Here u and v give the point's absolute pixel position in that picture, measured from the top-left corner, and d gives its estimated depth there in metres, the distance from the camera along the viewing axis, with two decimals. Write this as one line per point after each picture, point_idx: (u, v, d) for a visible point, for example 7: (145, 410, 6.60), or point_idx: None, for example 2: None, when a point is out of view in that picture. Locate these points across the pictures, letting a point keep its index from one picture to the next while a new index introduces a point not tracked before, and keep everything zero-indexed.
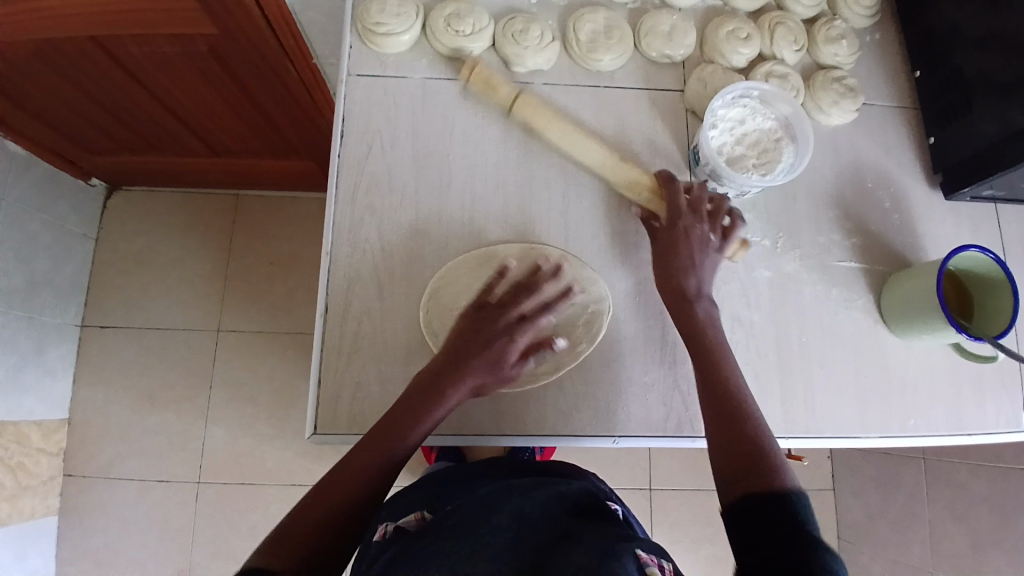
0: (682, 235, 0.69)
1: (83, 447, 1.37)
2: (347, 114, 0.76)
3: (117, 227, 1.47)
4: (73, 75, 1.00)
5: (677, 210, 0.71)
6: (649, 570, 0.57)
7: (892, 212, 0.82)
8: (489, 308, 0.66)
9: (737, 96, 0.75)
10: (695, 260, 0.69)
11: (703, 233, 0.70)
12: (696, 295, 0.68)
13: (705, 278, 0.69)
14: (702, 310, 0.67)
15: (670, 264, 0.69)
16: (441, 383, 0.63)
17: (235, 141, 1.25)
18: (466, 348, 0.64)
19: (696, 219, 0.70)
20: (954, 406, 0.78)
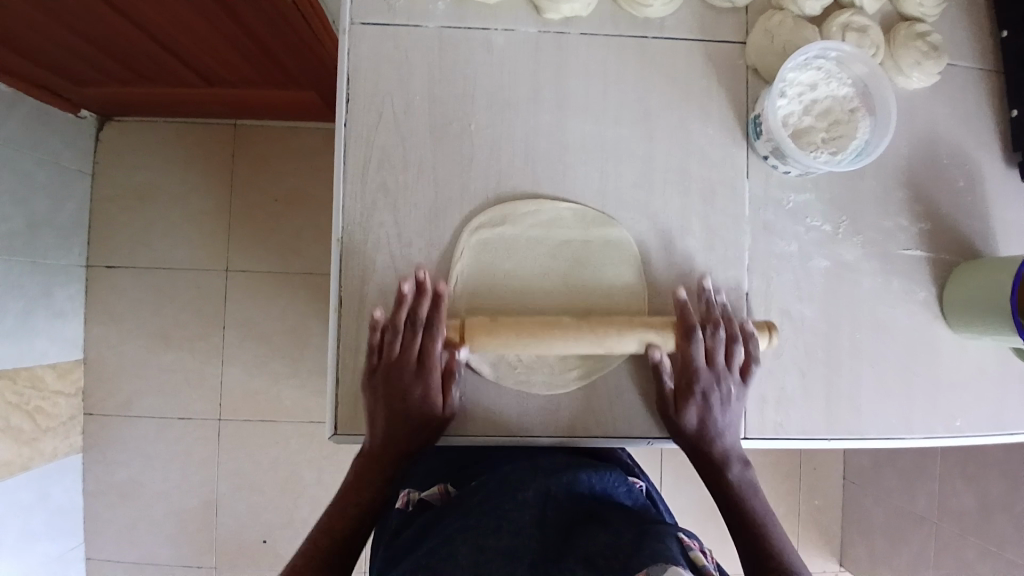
0: (704, 402, 0.63)
1: (100, 386, 1.38)
2: (353, 72, 0.66)
3: (113, 162, 1.38)
4: (50, 7, 0.88)
5: (699, 368, 0.62)
6: (693, 555, 0.51)
7: (965, 193, 0.73)
8: (386, 362, 0.61)
9: (811, 56, 0.64)
10: (715, 419, 0.63)
11: (724, 389, 0.63)
12: (724, 462, 0.64)
13: (732, 434, 0.64)
14: (738, 475, 0.64)
15: (693, 437, 0.63)
16: (387, 425, 0.62)
17: (229, 72, 1.14)
18: (383, 405, 0.61)
19: (718, 379, 0.63)
20: (1003, 405, 0.73)
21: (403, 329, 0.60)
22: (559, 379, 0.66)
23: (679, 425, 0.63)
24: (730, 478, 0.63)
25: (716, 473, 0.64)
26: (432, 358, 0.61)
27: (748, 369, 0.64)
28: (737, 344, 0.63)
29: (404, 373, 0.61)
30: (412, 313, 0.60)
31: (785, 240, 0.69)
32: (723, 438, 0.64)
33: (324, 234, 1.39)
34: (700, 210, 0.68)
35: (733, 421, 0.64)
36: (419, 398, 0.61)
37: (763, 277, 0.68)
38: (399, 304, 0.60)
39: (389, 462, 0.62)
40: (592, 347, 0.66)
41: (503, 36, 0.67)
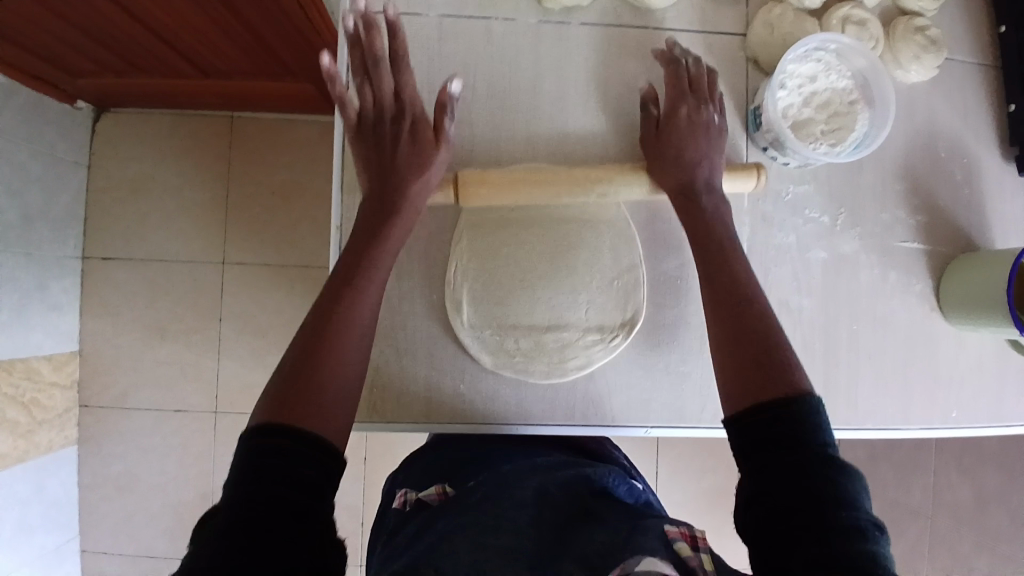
0: (688, 123, 0.64)
1: (95, 378, 1.37)
2: (353, 60, 0.66)
3: (109, 153, 1.38)
4: None
5: (678, 94, 0.65)
6: (679, 545, 0.51)
7: (963, 186, 0.73)
8: (370, 111, 0.62)
9: (811, 49, 0.64)
10: (700, 155, 0.63)
11: (706, 118, 0.65)
12: (705, 188, 0.62)
13: (713, 170, 0.64)
14: (711, 203, 0.62)
15: (678, 167, 0.63)
16: (376, 182, 0.61)
17: (226, 62, 1.13)
18: (374, 144, 0.62)
19: (697, 101, 0.65)
20: (998, 397, 0.73)
21: (370, 68, 0.61)
22: (557, 368, 0.66)
23: (664, 163, 0.63)
24: (706, 205, 0.62)
25: (694, 207, 0.62)
26: (408, 86, 0.62)
27: (721, 104, 0.66)
28: (709, 84, 0.66)
29: (384, 112, 0.62)
30: (371, 51, 0.60)
31: (784, 232, 0.69)
32: (703, 167, 0.63)
33: (321, 227, 1.38)
34: None
35: (715, 153, 0.64)
36: (408, 139, 0.62)
37: (762, 270, 0.69)
38: (352, 44, 0.61)
39: (384, 204, 0.60)
40: (591, 338, 0.66)
41: (505, 26, 0.67)
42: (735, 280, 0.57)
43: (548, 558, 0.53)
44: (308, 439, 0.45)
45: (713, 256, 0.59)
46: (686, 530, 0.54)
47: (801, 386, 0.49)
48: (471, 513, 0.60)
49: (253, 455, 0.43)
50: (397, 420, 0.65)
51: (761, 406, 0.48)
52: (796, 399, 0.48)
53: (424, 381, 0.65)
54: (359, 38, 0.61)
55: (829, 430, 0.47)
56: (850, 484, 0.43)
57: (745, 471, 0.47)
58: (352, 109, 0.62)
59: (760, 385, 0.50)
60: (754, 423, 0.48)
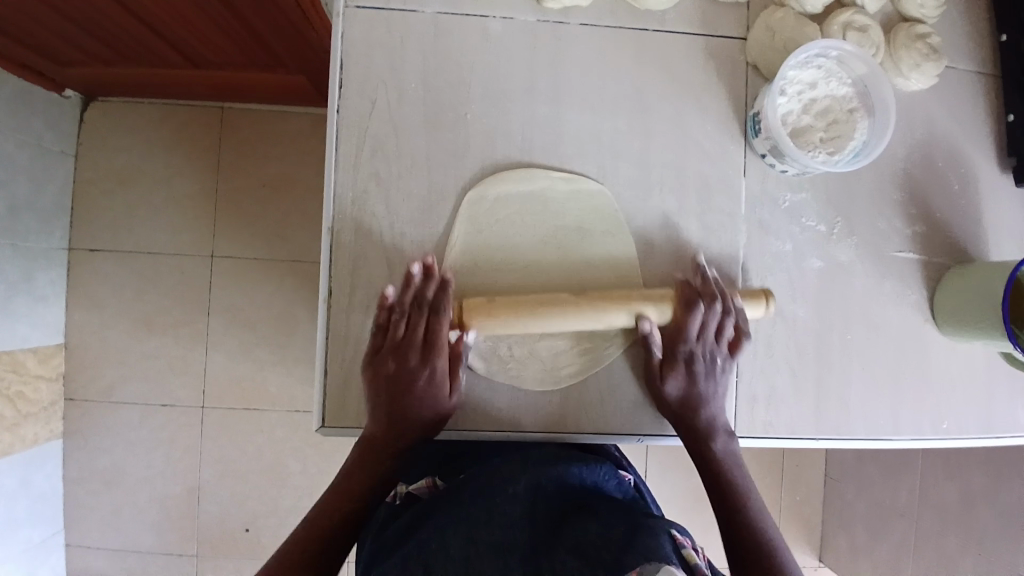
0: (698, 368, 0.63)
1: (82, 371, 1.35)
2: (345, 57, 0.64)
3: (97, 143, 1.35)
4: None
5: (692, 337, 0.63)
6: (685, 553, 0.51)
7: (959, 196, 0.73)
8: (392, 344, 0.61)
9: (812, 55, 0.63)
10: (706, 396, 0.64)
11: (712, 360, 0.64)
12: (711, 433, 0.64)
13: (718, 411, 0.64)
14: (721, 445, 0.64)
15: (681, 405, 0.64)
16: (388, 421, 0.61)
17: (217, 54, 1.11)
18: (385, 394, 0.61)
19: (712, 346, 0.64)
20: (988, 408, 0.73)
21: (411, 310, 0.60)
22: (551, 378, 0.65)
23: (664, 394, 0.64)
24: (715, 451, 0.64)
25: (701, 449, 0.64)
26: (436, 339, 0.60)
27: (737, 343, 0.64)
28: (734, 320, 0.64)
29: (405, 365, 0.61)
30: (418, 296, 0.60)
31: (780, 239, 0.68)
32: (709, 407, 0.64)
33: (312, 222, 1.37)
34: (696, 207, 0.67)
35: (720, 395, 0.65)
36: (423, 383, 0.61)
37: (757, 276, 0.68)
38: (404, 283, 0.60)
39: (384, 446, 0.62)
40: (586, 344, 0.66)
41: (501, 24, 0.66)
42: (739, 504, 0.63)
43: (545, 549, 0.54)
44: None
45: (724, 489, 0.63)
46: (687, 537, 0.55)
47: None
48: (465, 505, 0.60)
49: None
50: None
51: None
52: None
53: None
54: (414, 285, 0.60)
55: None
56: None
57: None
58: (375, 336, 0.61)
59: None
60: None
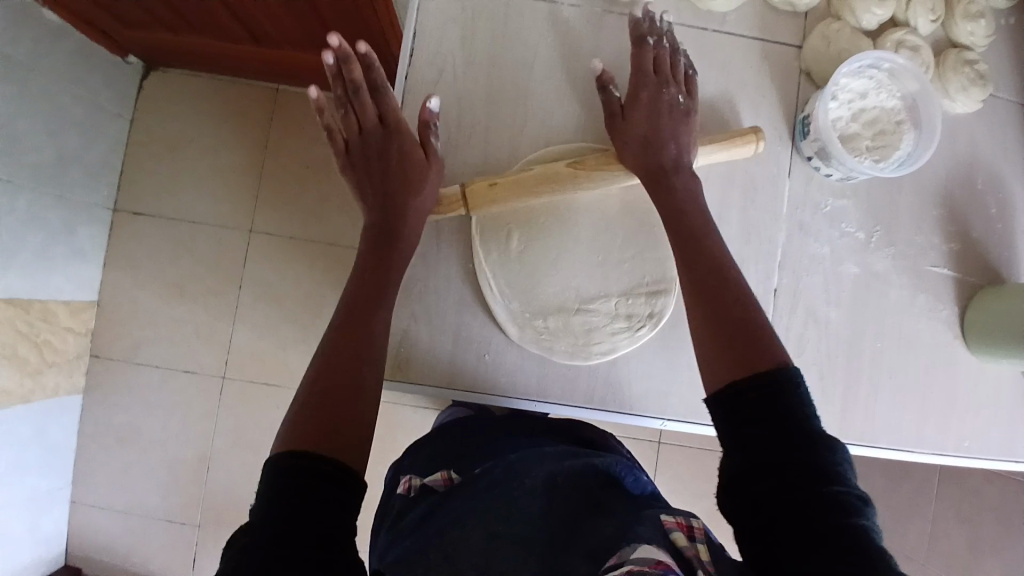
0: (650, 106, 0.64)
1: (110, 329, 1.39)
2: (417, 31, 0.68)
3: (152, 109, 1.40)
4: None
5: (641, 77, 0.65)
6: (674, 537, 0.49)
7: (997, 220, 0.74)
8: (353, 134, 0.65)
9: (865, 65, 0.66)
10: (665, 131, 0.63)
11: (670, 97, 0.65)
12: (675, 168, 0.63)
13: (684, 151, 0.64)
14: (682, 181, 0.63)
15: (644, 141, 0.63)
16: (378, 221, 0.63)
17: (279, 31, 1.16)
18: (367, 170, 0.65)
19: (661, 84, 0.65)
20: (1012, 433, 0.74)
21: (350, 96, 0.65)
22: (582, 351, 0.67)
23: (624, 140, 0.64)
24: (682, 180, 0.63)
25: (670, 187, 0.62)
26: (385, 104, 0.65)
27: (690, 85, 0.66)
28: (676, 58, 0.66)
29: (373, 138, 0.65)
30: (354, 82, 0.64)
31: (818, 243, 0.70)
32: (672, 145, 0.63)
33: (349, 204, 1.40)
34: (737, 204, 0.69)
35: (686, 134, 0.64)
36: (399, 154, 0.64)
37: (794, 277, 0.70)
38: (333, 78, 0.65)
39: (394, 228, 0.63)
40: (621, 326, 0.67)
41: (568, 13, 0.69)
42: (719, 269, 0.58)
43: (559, 550, 0.51)
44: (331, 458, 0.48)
45: (697, 251, 0.59)
46: (682, 520, 0.51)
47: (782, 362, 0.51)
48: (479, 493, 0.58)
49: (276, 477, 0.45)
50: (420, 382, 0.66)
51: (738, 380, 0.50)
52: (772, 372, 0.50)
53: (450, 348, 0.66)
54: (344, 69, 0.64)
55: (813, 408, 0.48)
56: (835, 456, 0.45)
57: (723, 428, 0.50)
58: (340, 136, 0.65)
59: (731, 357, 0.52)
60: (732, 393, 0.50)
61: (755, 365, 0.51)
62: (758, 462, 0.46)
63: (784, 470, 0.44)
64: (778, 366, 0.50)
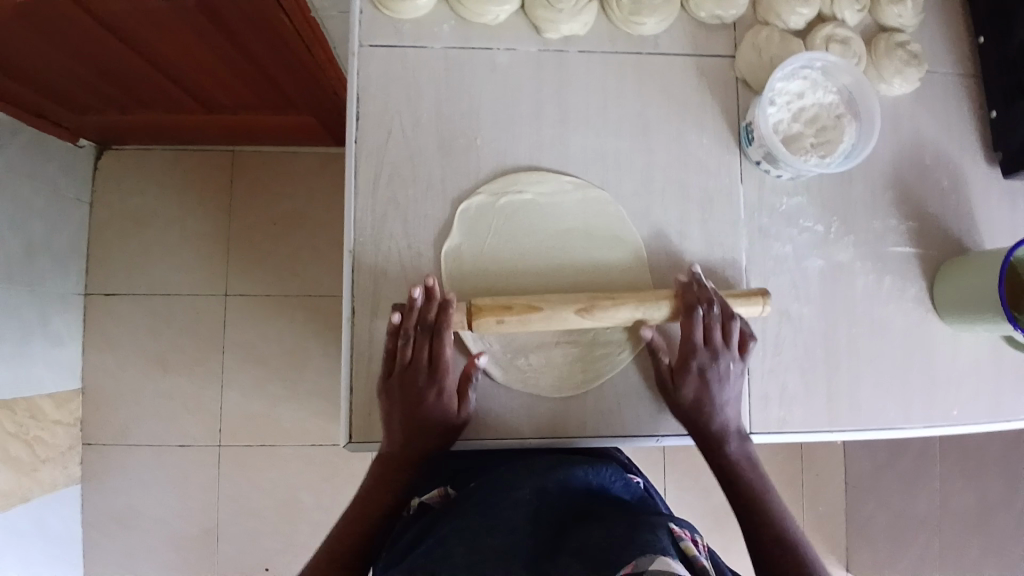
0: (701, 377, 0.65)
1: (98, 415, 1.36)
2: (361, 92, 0.69)
3: (110, 190, 1.39)
4: (52, 35, 0.90)
5: (688, 348, 0.64)
6: (683, 546, 0.49)
7: (950, 192, 0.77)
8: (405, 369, 0.64)
9: (798, 67, 0.68)
10: (713, 403, 0.65)
11: (716, 368, 0.65)
12: (721, 438, 0.66)
13: (727, 416, 0.66)
14: (733, 449, 0.66)
15: (692, 413, 0.65)
16: (413, 450, 0.65)
17: (228, 97, 1.16)
18: (405, 411, 0.64)
19: (710, 355, 0.64)
20: (997, 395, 0.75)
21: (412, 335, 0.63)
22: (567, 384, 0.67)
23: (675, 399, 0.66)
24: (730, 455, 0.66)
25: (717, 456, 0.66)
26: (442, 356, 0.64)
27: (742, 349, 0.66)
28: (731, 325, 0.65)
29: (419, 381, 0.64)
30: (422, 319, 0.63)
31: (780, 242, 0.72)
32: (716, 415, 0.65)
33: (324, 256, 1.41)
34: (698, 217, 0.71)
35: (728, 400, 0.66)
36: (434, 400, 0.64)
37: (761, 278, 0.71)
38: (406, 310, 0.63)
39: (413, 464, 0.65)
40: (601, 353, 0.68)
41: (506, 55, 0.71)
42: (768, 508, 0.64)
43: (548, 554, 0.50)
44: None
45: (747, 500, 0.65)
46: (686, 532, 0.51)
47: None
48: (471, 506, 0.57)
49: None
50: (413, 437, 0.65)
51: None
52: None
53: None
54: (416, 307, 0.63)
55: None
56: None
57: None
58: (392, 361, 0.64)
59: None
60: None
61: None
62: None
63: None
64: None
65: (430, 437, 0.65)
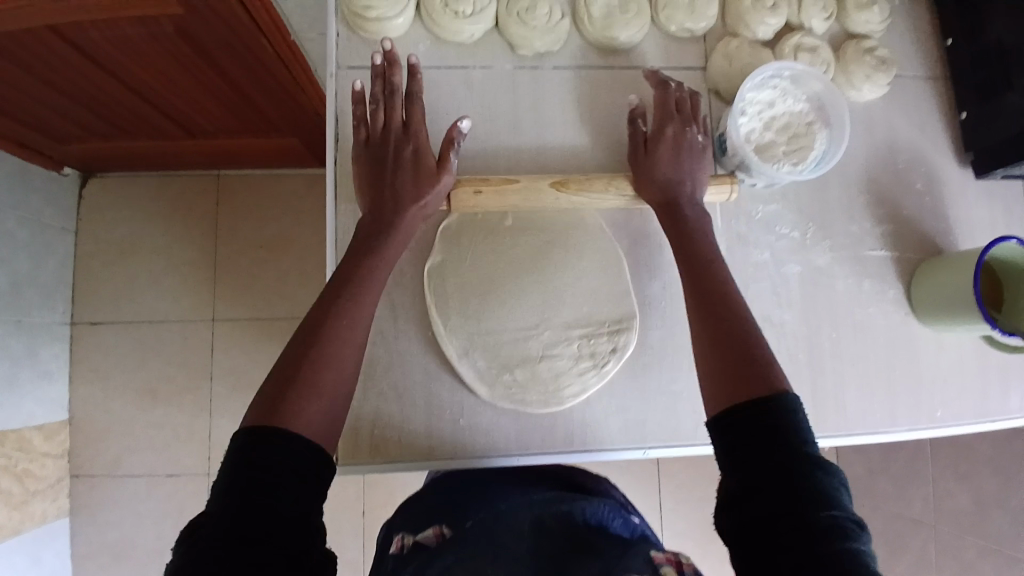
0: (671, 141, 0.67)
1: (87, 446, 1.35)
2: (339, 114, 0.69)
3: (95, 218, 1.39)
4: (29, 64, 0.90)
5: (662, 114, 0.68)
6: (663, 571, 0.47)
7: (925, 194, 0.78)
8: (380, 132, 0.65)
9: (767, 77, 0.69)
10: (685, 169, 0.66)
11: (691, 136, 0.67)
12: (688, 201, 0.65)
13: (696, 186, 0.66)
14: (694, 213, 0.65)
15: (663, 179, 0.66)
16: (381, 210, 0.62)
17: (210, 121, 1.16)
18: (386, 163, 0.64)
19: (684, 122, 0.68)
20: (981, 395, 0.76)
21: (390, 97, 0.65)
22: (554, 398, 0.67)
23: (651, 172, 0.66)
24: (689, 217, 0.64)
25: (680, 218, 0.64)
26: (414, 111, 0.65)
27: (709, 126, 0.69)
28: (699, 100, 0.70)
29: (393, 136, 0.64)
30: (397, 86, 0.66)
31: (758, 249, 0.72)
32: (689, 183, 0.66)
33: (311, 277, 1.40)
34: None
35: (700, 169, 0.67)
36: (412, 167, 0.63)
37: (742, 286, 0.72)
38: (375, 76, 0.66)
39: (384, 226, 0.61)
40: (586, 364, 0.68)
41: (481, 73, 0.71)
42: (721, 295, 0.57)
43: None
44: (307, 446, 0.45)
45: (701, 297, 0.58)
46: (671, 556, 0.49)
47: (779, 386, 0.49)
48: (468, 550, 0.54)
49: (247, 445, 0.44)
50: (399, 459, 0.65)
51: (736, 403, 0.49)
52: (774, 397, 0.48)
53: (422, 420, 0.66)
54: (386, 70, 0.65)
55: (811, 437, 0.46)
56: (827, 482, 0.43)
57: (725, 466, 0.47)
58: (366, 129, 0.65)
59: (732, 372, 0.51)
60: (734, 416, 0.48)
61: (750, 384, 0.50)
62: (755, 518, 0.43)
63: (774, 517, 0.42)
64: (774, 390, 0.49)
65: (401, 198, 0.63)
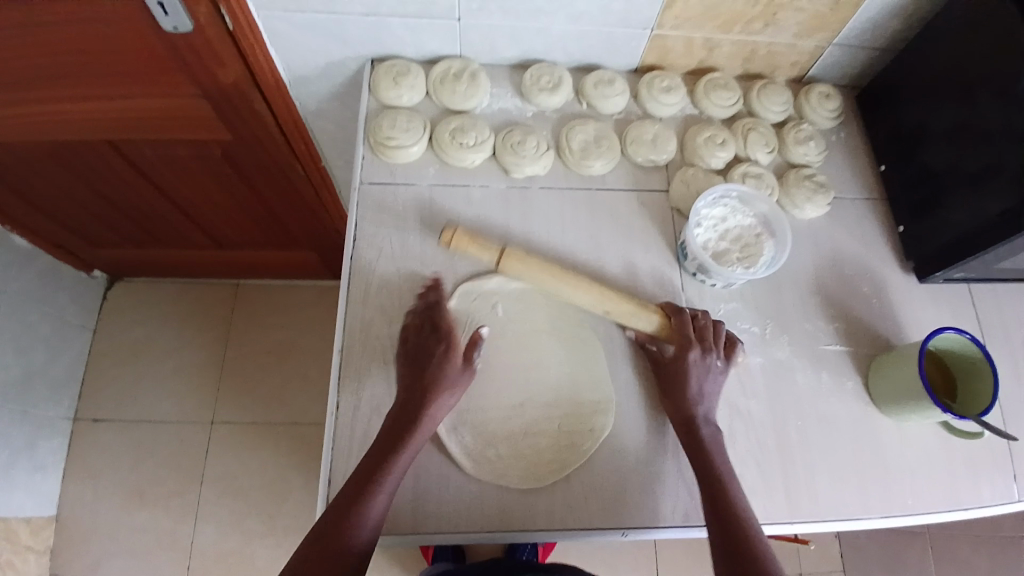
0: (692, 366, 0.74)
1: (67, 547, 1.32)
2: (359, 219, 0.82)
3: (116, 318, 1.49)
4: (86, 171, 1.04)
5: (686, 336, 0.75)
6: None
7: (871, 297, 0.88)
8: (414, 342, 0.74)
9: (718, 197, 0.82)
10: (706, 390, 0.73)
11: (713, 361, 0.74)
12: (704, 421, 0.72)
13: (711, 406, 0.73)
14: (709, 434, 0.72)
15: (685, 402, 0.73)
16: (406, 412, 0.69)
17: (237, 233, 1.30)
18: (413, 374, 0.71)
19: (705, 348, 0.74)
20: (951, 486, 0.79)
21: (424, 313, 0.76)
22: (536, 476, 0.71)
23: (675, 394, 0.73)
24: (704, 434, 0.71)
25: (696, 438, 0.71)
26: (446, 323, 0.76)
27: (730, 352, 0.76)
28: (723, 328, 0.77)
29: (424, 343, 0.74)
30: (428, 303, 0.78)
31: None
32: (704, 404, 0.73)
33: (313, 381, 1.47)
34: None
35: (715, 391, 0.74)
36: (438, 365, 0.71)
37: None
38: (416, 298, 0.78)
39: (407, 428, 0.68)
40: (567, 444, 0.73)
41: (479, 190, 0.85)
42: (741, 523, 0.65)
43: None
44: None
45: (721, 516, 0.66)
46: None
47: None
48: None
49: None
50: (387, 531, 0.68)
51: None
52: None
53: (410, 494, 0.70)
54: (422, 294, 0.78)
55: None
56: None
57: None
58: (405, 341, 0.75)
59: None
60: None
61: None
62: None
63: None
64: None
65: (423, 401, 0.69)
